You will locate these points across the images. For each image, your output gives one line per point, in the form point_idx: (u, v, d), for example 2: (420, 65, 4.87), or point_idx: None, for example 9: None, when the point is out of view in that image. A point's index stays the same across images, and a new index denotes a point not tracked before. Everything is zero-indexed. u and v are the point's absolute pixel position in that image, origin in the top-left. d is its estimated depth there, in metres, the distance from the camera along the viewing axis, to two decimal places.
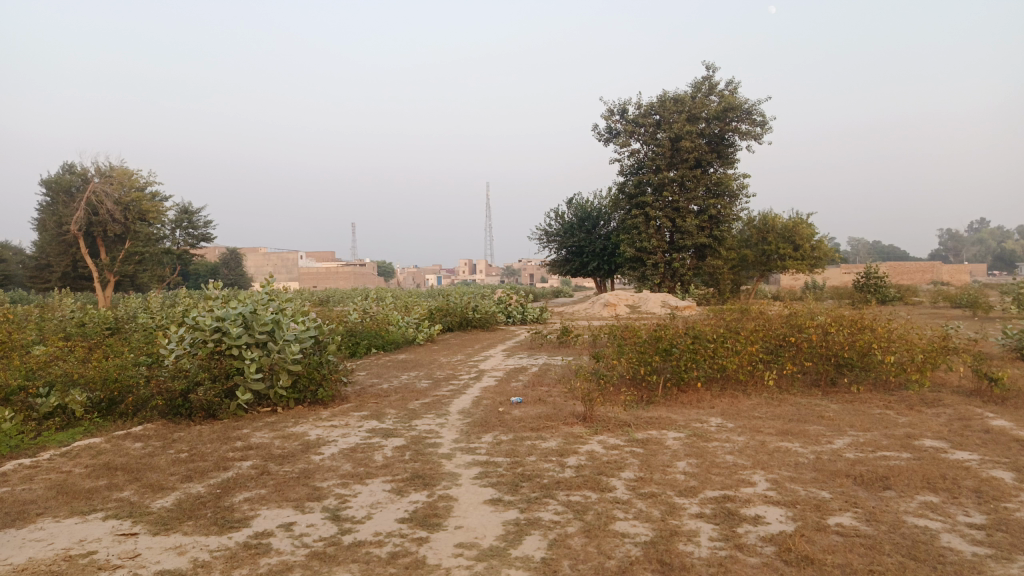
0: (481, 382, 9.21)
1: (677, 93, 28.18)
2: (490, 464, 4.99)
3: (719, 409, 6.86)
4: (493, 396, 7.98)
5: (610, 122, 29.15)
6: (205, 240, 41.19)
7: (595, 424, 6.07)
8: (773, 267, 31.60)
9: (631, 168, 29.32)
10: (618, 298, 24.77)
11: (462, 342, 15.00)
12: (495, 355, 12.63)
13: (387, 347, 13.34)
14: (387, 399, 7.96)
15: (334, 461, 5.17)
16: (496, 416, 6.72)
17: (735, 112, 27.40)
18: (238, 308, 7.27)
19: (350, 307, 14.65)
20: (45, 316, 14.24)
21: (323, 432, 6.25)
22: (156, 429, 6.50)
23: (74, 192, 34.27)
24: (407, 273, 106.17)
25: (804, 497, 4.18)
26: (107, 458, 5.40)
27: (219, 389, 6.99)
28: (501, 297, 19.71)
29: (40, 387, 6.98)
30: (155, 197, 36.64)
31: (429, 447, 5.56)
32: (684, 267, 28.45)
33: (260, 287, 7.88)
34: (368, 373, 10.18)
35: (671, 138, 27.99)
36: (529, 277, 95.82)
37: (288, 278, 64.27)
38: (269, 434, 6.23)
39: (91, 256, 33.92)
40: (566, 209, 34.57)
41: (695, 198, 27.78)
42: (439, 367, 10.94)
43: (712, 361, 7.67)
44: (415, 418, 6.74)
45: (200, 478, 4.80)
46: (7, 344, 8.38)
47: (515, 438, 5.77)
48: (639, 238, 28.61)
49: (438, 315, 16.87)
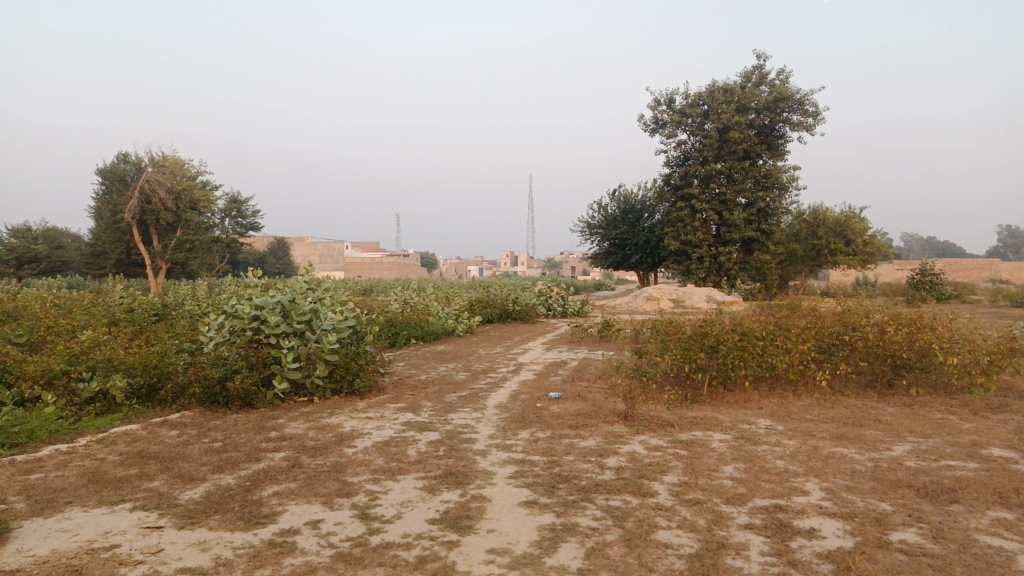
0: (519, 376, 9.02)
1: (726, 83, 27.50)
2: (527, 463, 4.79)
3: (768, 410, 6.54)
4: (531, 391, 7.78)
5: (656, 112, 28.63)
6: (253, 229, 41.95)
7: (637, 424, 5.83)
8: (823, 262, 30.68)
9: (678, 160, 28.78)
10: (661, 292, 24.19)
11: (502, 334, 14.83)
12: (535, 348, 12.44)
13: (426, 338, 13.25)
14: (423, 392, 7.83)
15: (367, 455, 5.04)
16: (533, 411, 6.52)
17: (786, 102, 26.62)
18: (277, 297, 7.24)
19: (391, 297, 14.59)
20: (97, 302, 14.58)
21: (357, 424, 6.14)
22: (192, 417, 6.48)
23: (128, 181, 35.19)
24: (450, 265, 106.75)
25: (862, 510, 3.88)
26: (141, 446, 5.38)
27: (255, 377, 6.94)
28: (542, 290, 19.48)
29: (83, 372, 7.06)
30: (205, 186, 37.43)
31: (464, 443, 5.39)
32: (731, 261, 27.81)
33: (299, 276, 7.84)
34: (406, 364, 10.09)
35: (719, 129, 27.35)
36: (570, 269, 95.26)
37: (332, 268, 65.10)
38: (304, 424, 6.15)
39: (144, 243, 34.84)
40: (610, 200, 34.14)
41: (743, 190, 27.11)
42: (477, 359, 10.80)
43: (761, 359, 7.35)
44: (451, 412, 6.58)
45: (230, 469, 4.72)
46: (54, 328, 8.54)
47: (553, 435, 5.56)
48: (684, 231, 28.08)
49: (478, 307, 16.72)
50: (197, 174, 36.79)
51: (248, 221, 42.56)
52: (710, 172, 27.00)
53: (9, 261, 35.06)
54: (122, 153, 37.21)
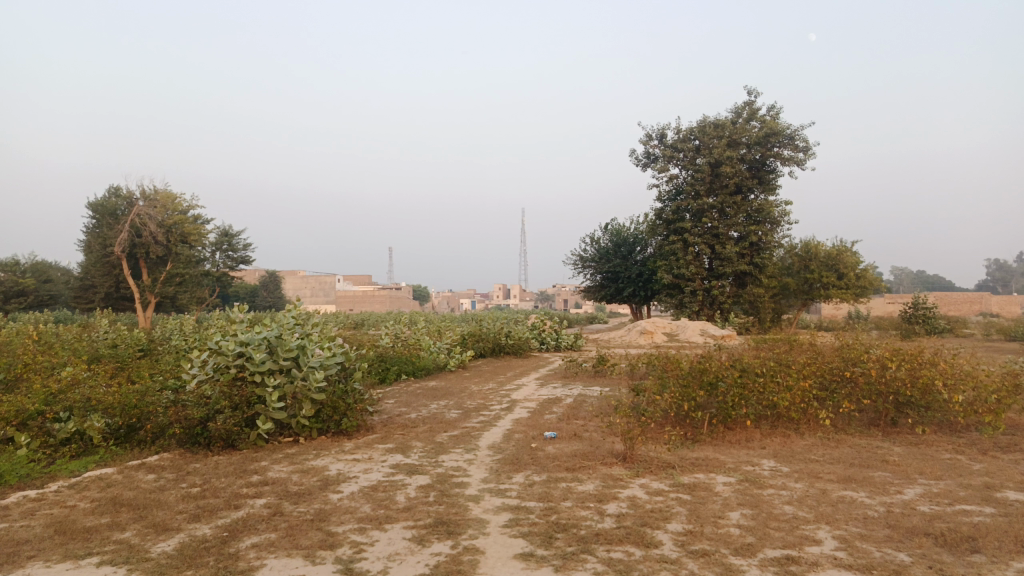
0: (513, 414, 8.77)
1: (717, 118, 27.74)
2: (522, 509, 4.54)
3: (771, 451, 6.32)
4: (525, 430, 7.54)
5: (647, 146, 28.80)
6: (244, 263, 41.70)
7: (636, 466, 5.60)
8: (816, 296, 30.64)
9: (670, 194, 28.87)
10: (655, 326, 24.01)
11: (494, 369, 14.58)
12: (528, 383, 12.19)
13: (417, 374, 12.98)
14: (413, 431, 7.57)
15: (353, 501, 4.79)
16: (528, 452, 6.27)
17: (777, 137, 26.85)
18: (263, 333, 7.01)
19: (381, 332, 14.34)
20: (81, 337, 14.28)
21: (344, 467, 5.88)
22: (171, 459, 6.20)
23: (118, 214, 35.01)
24: (442, 298, 106.52)
25: (879, 561, 3.65)
26: (115, 492, 5.09)
27: (239, 418, 6.68)
28: (534, 324, 19.29)
29: (59, 412, 6.78)
30: (197, 220, 37.28)
31: (456, 487, 5.14)
32: (724, 295, 27.72)
33: (286, 311, 7.63)
34: (396, 402, 9.82)
35: (710, 163, 27.49)
36: (562, 303, 95.14)
37: (324, 302, 64.74)
38: (288, 467, 5.89)
39: (133, 277, 34.51)
40: (603, 233, 34.14)
41: (735, 224, 27.16)
42: (469, 396, 10.53)
43: (762, 397, 7.16)
44: (442, 453, 6.33)
45: (207, 518, 4.45)
46: (32, 365, 8.26)
47: (548, 479, 5.32)
48: (677, 265, 28.04)
49: (470, 341, 16.48)
50: (188, 208, 36.68)
51: (239, 254, 42.36)
52: (703, 206, 27.06)
53: None
54: (113, 187, 37.10)
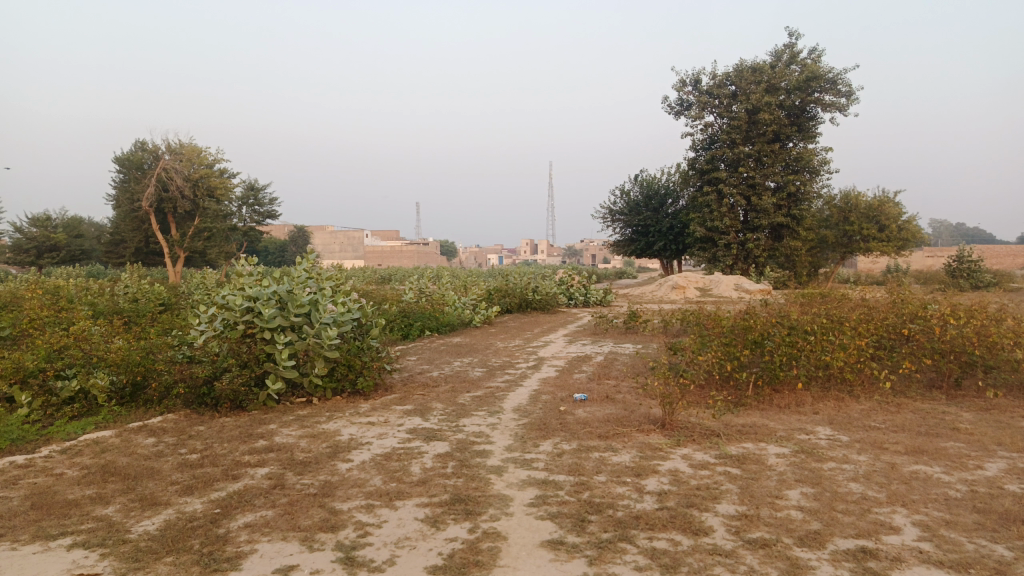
0: (540, 373, 8.25)
1: (755, 62, 26.42)
2: (549, 485, 4.02)
3: (825, 418, 5.73)
4: (553, 391, 7.00)
5: (681, 93, 27.62)
6: (270, 217, 41.54)
7: (676, 434, 5.06)
8: (855, 249, 29.57)
9: (704, 143, 27.75)
10: (687, 280, 23.25)
11: (522, 325, 14.07)
12: (557, 340, 11.66)
13: (442, 330, 12.50)
14: (434, 391, 7.09)
15: (362, 473, 4.31)
16: (556, 416, 5.75)
17: (819, 81, 25.53)
18: (273, 287, 6.55)
19: (405, 287, 13.88)
20: (102, 290, 14.07)
21: (357, 431, 5.43)
22: (175, 422, 5.79)
23: (145, 169, 34.86)
24: (470, 254, 106.29)
25: (973, 556, 3.08)
26: (107, 459, 4.68)
27: (247, 377, 6.23)
28: (562, 279, 18.69)
29: (62, 369, 6.43)
30: (223, 174, 37.08)
31: (477, 457, 4.63)
32: (759, 248, 26.75)
33: (298, 263, 7.16)
34: (418, 359, 9.37)
35: (747, 110, 26.27)
36: (590, 258, 94.29)
37: (352, 257, 64.82)
38: (298, 431, 5.45)
39: (162, 231, 34.53)
40: (633, 185, 33.13)
41: (773, 173, 26.04)
42: (495, 354, 10.03)
43: (813, 357, 6.55)
44: (463, 417, 5.83)
45: (200, 491, 4.00)
46: (42, 318, 7.93)
47: (580, 448, 4.79)
48: (711, 217, 27.09)
49: (496, 296, 15.98)
50: (214, 161, 36.43)
51: (266, 209, 42.22)
52: (739, 155, 25.98)
53: (29, 250, 34.90)
54: (139, 141, 36.95)
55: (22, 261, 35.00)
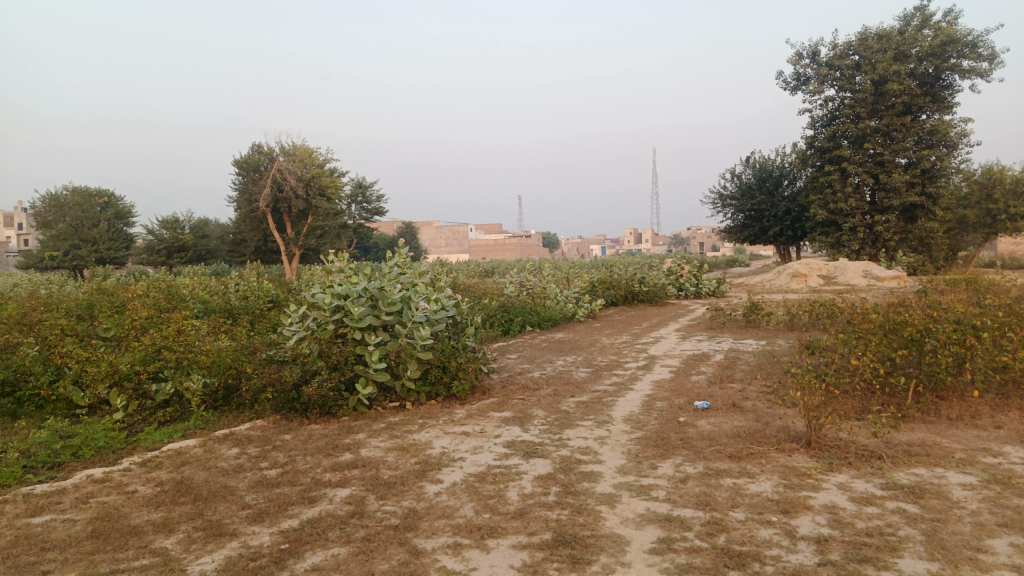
0: (651, 374, 7.45)
1: (882, 28, 24.18)
2: (675, 523, 3.29)
3: (1014, 434, 4.66)
4: (669, 397, 6.21)
5: (797, 67, 25.70)
6: (378, 214, 42.41)
7: (826, 456, 4.21)
8: (1000, 229, 26.60)
9: (824, 120, 25.70)
10: (809, 268, 21.51)
11: (629, 319, 13.26)
12: (668, 336, 10.77)
13: (544, 325, 11.88)
14: (536, 395, 6.46)
15: (452, 498, 3.74)
16: (675, 430, 4.98)
17: (956, 45, 23.05)
18: (363, 284, 6.12)
19: (505, 281, 13.38)
20: (216, 286, 14.43)
21: (451, 443, 4.88)
22: (262, 431, 5.43)
23: (261, 171, 36.32)
24: (573, 245, 105.57)
25: None
26: (184, 475, 4.35)
27: (336, 380, 5.76)
28: (671, 268, 17.65)
29: (156, 372, 6.28)
30: (333, 172, 38.19)
31: (584, 481, 3.95)
32: (889, 231, 24.55)
33: (389, 259, 6.73)
34: (518, 357, 8.78)
35: (873, 81, 24.07)
36: (697, 245, 91.52)
37: (458, 252, 65.61)
38: (387, 441, 4.97)
39: (278, 230, 35.89)
40: (744, 168, 31.27)
41: (904, 148, 23.72)
42: (600, 351, 9.30)
43: (989, 357, 5.42)
44: (568, 428, 5.17)
45: (271, 519, 3.54)
46: (146, 318, 7.94)
47: (707, 473, 4.03)
48: (833, 198, 25.04)
49: (600, 289, 15.21)
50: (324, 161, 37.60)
51: (374, 206, 43.25)
52: (865, 130, 23.85)
53: (160, 251, 37.21)
54: (255, 144, 38.68)
55: (154, 261, 37.43)
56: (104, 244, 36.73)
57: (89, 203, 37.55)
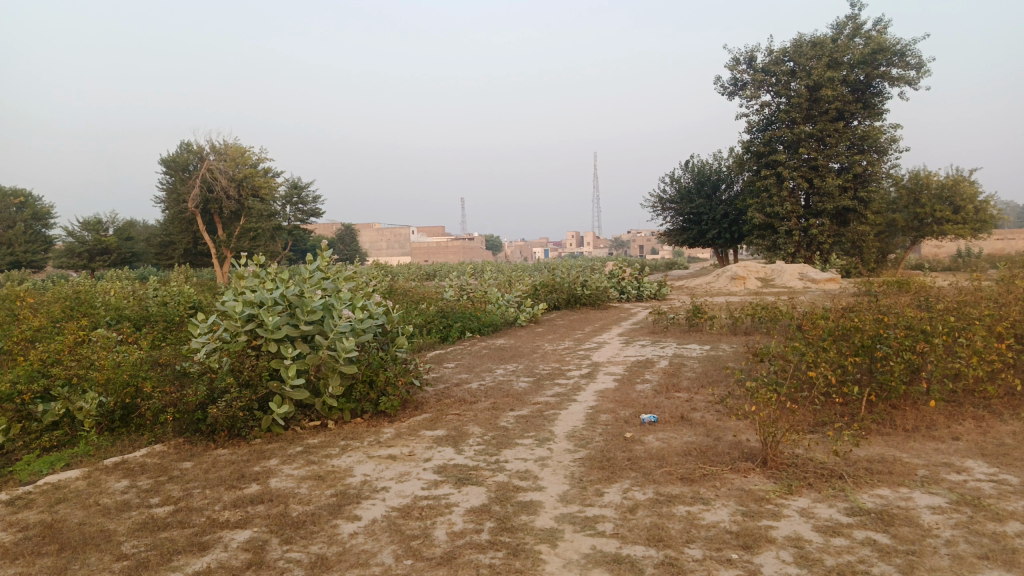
0: (595, 383, 7.06)
1: (815, 35, 24.64)
2: (625, 566, 2.86)
3: (972, 446, 4.44)
4: (614, 409, 5.82)
5: (734, 72, 26.00)
6: (315, 215, 41.19)
7: (784, 477, 3.89)
8: (927, 233, 27.49)
9: (760, 125, 26.05)
10: (747, 271, 21.67)
11: (571, 323, 12.91)
12: (611, 341, 10.44)
13: (484, 331, 11.39)
14: (472, 410, 5.98)
15: (370, 540, 3.23)
16: (621, 447, 4.59)
17: (885, 54, 23.64)
18: (280, 291, 5.57)
19: (444, 285, 12.86)
20: (132, 291, 13.43)
21: (375, 470, 4.36)
22: (159, 459, 4.80)
23: (190, 171, 34.79)
24: (515, 248, 105.59)
25: None
26: (55, 516, 3.71)
27: (247, 400, 5.16)
28: (613, 271, 17.43)
29: (42, 391, 5.54)
30: (267, 173, 36.89)
31: (521, 513, 3.50)
32: (823, 234, 25.02)
33: (311, 263, 6.15)
34: (455, 367, 8.28)
35: (808, 87, 24.49)
36: (638, 248, 92.83)
37: (399, 254, 64.51)
38: (301, 469, 4.42)
39: (209, 233, 34.40)
40: (683, 172, 31.51)
41: (837, 153, 24.22)
42: (542, 359, 8.88)
43: (942, 363, 5.24)
44: (505, 447, 4.72)
45: (150, 573, 2.97)
46: (39, 330, 7.12)
47: (658, 500, 3.64)
48: (770, 202, 25.38)
49: (542, 292, 14.82)
50: (258, 161, 36.28)
51: (310, 207, 42.01)
52: (799, 135, 24.24)
53: (81, 254, 35.15)
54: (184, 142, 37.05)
55: (75, 264, 35.35)
56: (20, 246, 34.49)
57: (4, 203, 35.25)
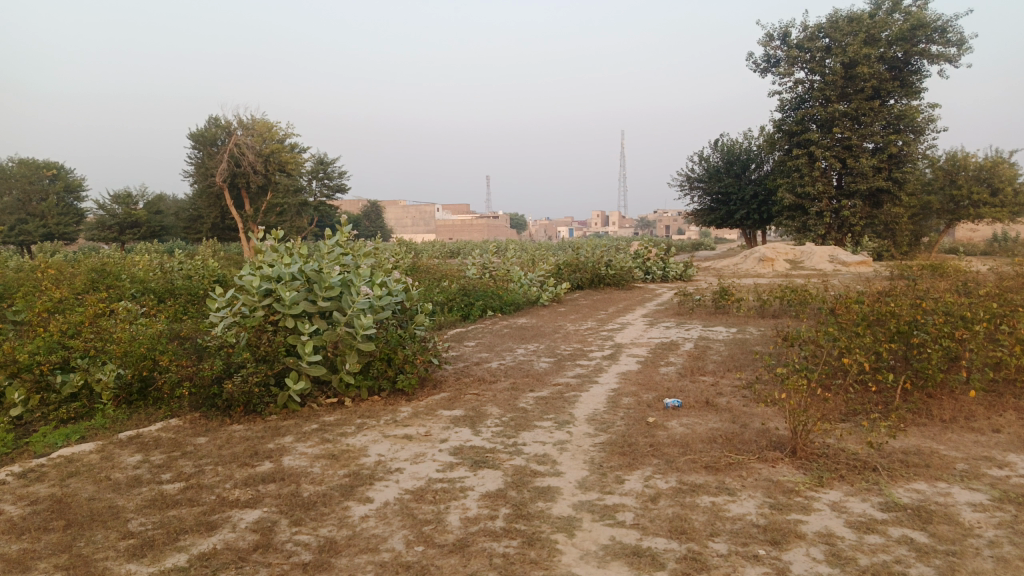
0: (617, 365, 6.89)
1: (853, 11, 23.87)
2: (645, 560, 2.72)
3: (1015, 440, 4.21)
4: (637, 392, 5.65)
5: (767, 49, 25.33)
6: (340, 191, 41.26)
7: (815, 469, 3.71)
8: (963, 216, 26.71)
9: (793, 103, 25.41)
10: (775, 252, 21.25)
11: (595, 303, 12.74)
12: (635, 322, 10.25)
13: (506, 309, 11.25)
14: (492, 390, 5.85)
15: (381, 524, 3.13)
16: (644, 433, 4.44)
17: (926, 30, 22.83)
18: (298, 266, 5.47)
19: (466, 263, 12.75)
20: (157, 264, 13.52)
21: (389, 450, 4.26)
22: (173, 434, 4.75)
23: (218, 145, 34.98)
24: (540, 227, 105.17)
25: None
26: (65, 491, 3.66)
27: (263, 376, 5.09)
28: (638, 251, 17.18)
29: (60, 363, 5.53)
30: (294, 148, 36.97)
31: (538, 500, 3.38)
32: (855, 216, 24.42)
33: (330, 238, 6.04)
34: (476, 346, 8.16)
35: (844, 64, 23.79)
36: (664, 228, 91.97)
37: (424, 231, 64.51)
38: (315, 447, 4.34)
39: (236, 207, 34.63)
40: (712, 151, 30.94)
41: (872, 133, 23.55)
42: (564, 339, 8.74)
43: (984, 352, 4.99)
44: (524, 430, 4.59)
45: (157, 552, 2.90)
46: (61, 302, 7.12)
47: (681, 489, 3.48)
48: (801, 182, 24.81)
49: (566, 272, 14.64)
50: (284, 136, 36.36)
51: (336, 183, 42.12)
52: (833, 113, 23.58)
53: (112, 227, 35.62)
54: (212, 116, 37.24)
55: (106, 237, 35.85)
56: (53, 219, 35.02)
57: (37, 175, 35.79)
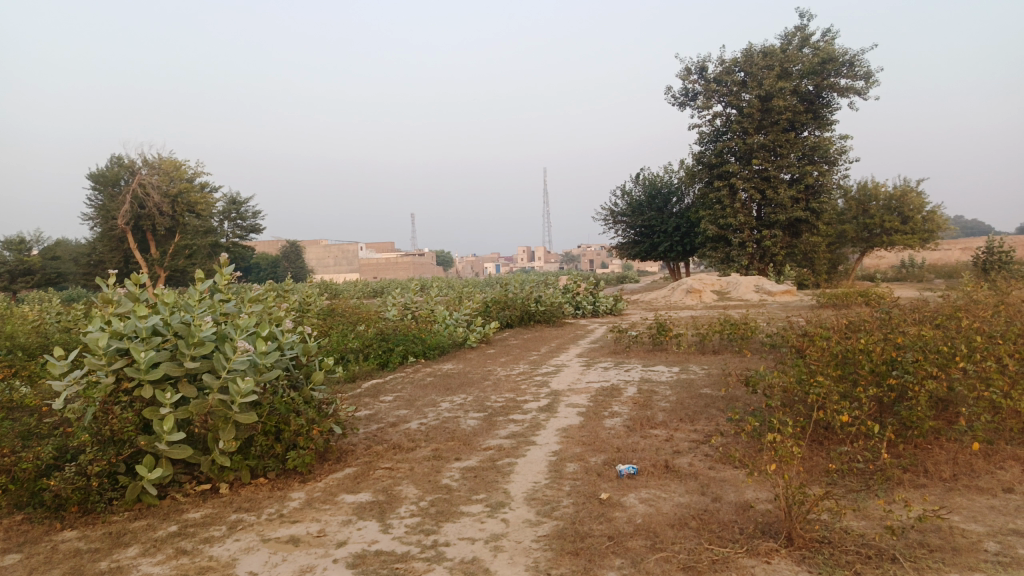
0: (556, 419, 5.98)
1: (765, 45, 24.39)
2: None
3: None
4: (583, 456, 4.74)
5: (686, 82, 25.59)
6: (254, 232, 39.40)
7: (821, 564, 2.87)
8: (876, 243, 27.41)
9: (711, 136, 25.66)
10: (702, 284, 21.02)
11: (526, 343, 11.87)
12: (571, 364, 9.39)
13: (430, 354, 10.21)
14: (409, 460, 4.84)
15: None
16: (598, 516, 3.53)
17: (834, 65, 23.46)
18: (158, 318, 4.37)
19: (386, 304, 11.67)
20: (31, 314, 11.83)
21: (267, 564, 3.19)
22: None
23: (120, 186, 32.72)
24: (467, 263, 104.64)
25: None
26: None
27: (107, 464, 3.93)
28: (567, 287, 16.49)
29: None
30: (204, 188, 35.09)
31: None
32: (776, 246, 24.63)
33: (205, 280, 4.96)
34: (394, 401, 7.11)
35: (760, 97, 24.18)
36: (588, 263, 93.45)
37: (346, 271, 62.48)
38: (165, 565, 3.23)
39: (141, 251, 32.36)
40: (634, 185, 30.97)
41: (788, 164, 23.93)
42: (495, 387, 7.78)
43: (973, 392, 4.34)
44: (446, 521, 3.60)
45: None
46: None
47: None
48: (722, 214, 24.86)
49: (493, 310, 13.70)
50: (194, 175, 34.47)
51: (250, 223, 40.25)
52: (751, 145, 23.89)
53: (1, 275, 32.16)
54: (114, 155, 34.78)
55: None
56: None
57: None
